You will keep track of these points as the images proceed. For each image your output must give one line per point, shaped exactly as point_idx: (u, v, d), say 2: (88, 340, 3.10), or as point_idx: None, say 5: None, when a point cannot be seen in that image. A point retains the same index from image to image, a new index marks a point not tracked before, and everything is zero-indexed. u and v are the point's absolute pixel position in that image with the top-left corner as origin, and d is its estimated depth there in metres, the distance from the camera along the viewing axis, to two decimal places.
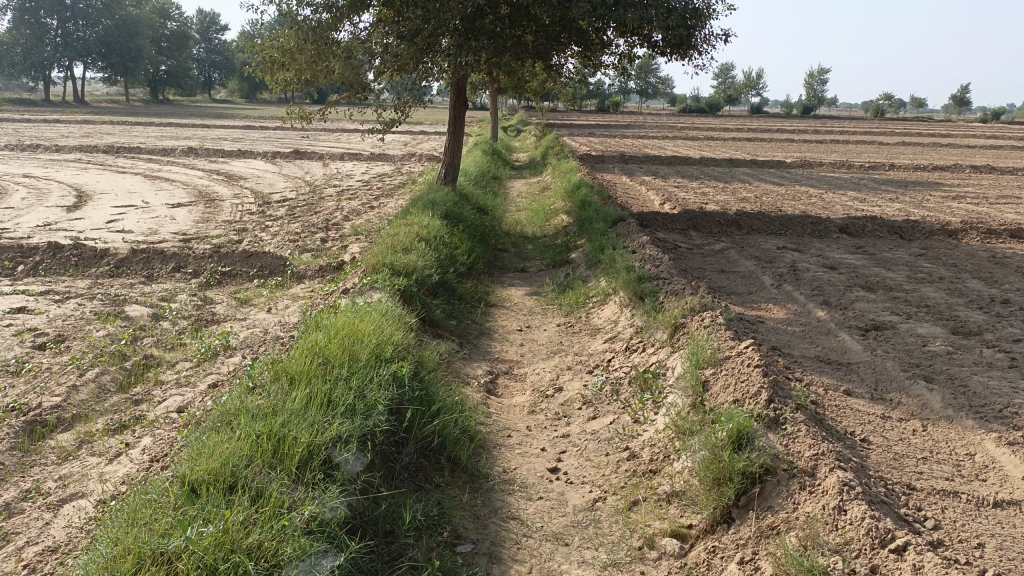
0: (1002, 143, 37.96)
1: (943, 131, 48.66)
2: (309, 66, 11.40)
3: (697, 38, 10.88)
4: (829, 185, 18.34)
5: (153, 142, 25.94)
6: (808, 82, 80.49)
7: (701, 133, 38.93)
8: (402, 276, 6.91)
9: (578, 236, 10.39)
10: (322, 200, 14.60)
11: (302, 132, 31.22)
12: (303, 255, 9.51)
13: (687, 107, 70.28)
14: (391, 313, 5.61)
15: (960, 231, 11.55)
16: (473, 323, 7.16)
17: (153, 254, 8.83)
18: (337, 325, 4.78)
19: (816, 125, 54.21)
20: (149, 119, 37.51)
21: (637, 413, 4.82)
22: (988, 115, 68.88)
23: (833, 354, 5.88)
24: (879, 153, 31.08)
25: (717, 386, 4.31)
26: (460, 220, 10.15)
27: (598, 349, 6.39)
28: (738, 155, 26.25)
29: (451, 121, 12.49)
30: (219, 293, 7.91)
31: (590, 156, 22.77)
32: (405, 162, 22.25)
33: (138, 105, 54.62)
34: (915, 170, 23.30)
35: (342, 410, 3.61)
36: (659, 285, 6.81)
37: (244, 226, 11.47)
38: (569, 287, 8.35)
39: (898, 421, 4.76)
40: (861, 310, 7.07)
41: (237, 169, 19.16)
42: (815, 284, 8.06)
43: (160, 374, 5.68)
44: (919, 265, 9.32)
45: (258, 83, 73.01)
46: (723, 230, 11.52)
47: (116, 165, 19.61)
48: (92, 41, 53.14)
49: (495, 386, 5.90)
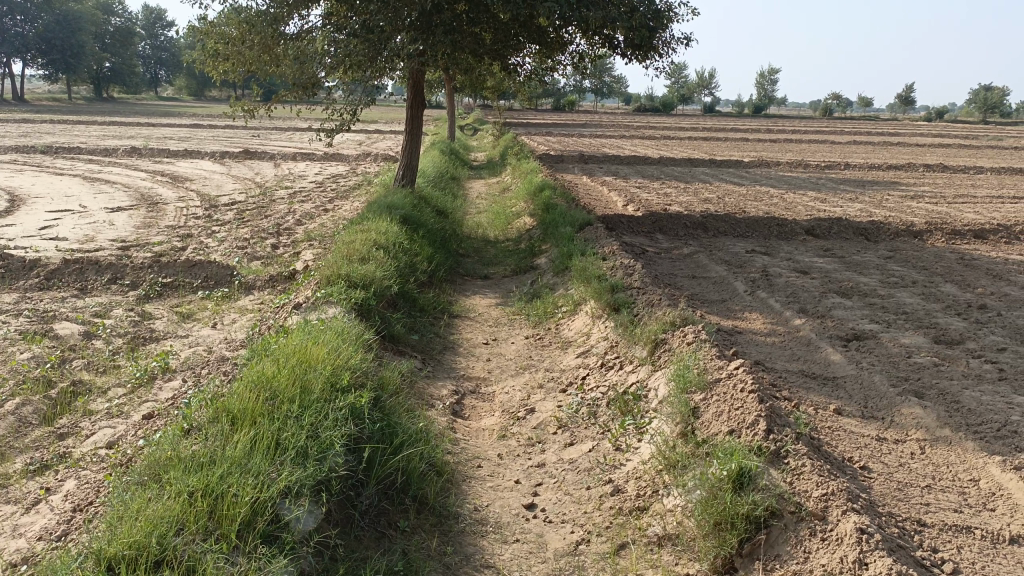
0: (948, 142, 38.74)
1: (892, 131, 49.62)
2: (254, 59, 10.77)
3: (660, 38, 10.55)
4: (788, 185, 18.30)
5: (94, 142, 24.89)
6: (760, 81, 81.70)
7: (657, 132, 38.93)
8: (360, 288, 6.43)
9: (543, 241, 10.02)
10: (273, 202, 13.99)
11: (253, 132, 30.34)
12: (252, 263, 8.96)
13: (642, 105, 70.65)
14: (348, 333, 5.13)
15: (925, 232, 11.47)
16: (436, 337, 6.72)
17: (87, 265, 8.20)
18: (288, 350, 4.29)
19: (769, 124, 54.82)
20: (91, 118, 36.17)
21: (618, 440, 4.44)
22: (932, 114, 70.66)
23: (817, 368, 5.60)
24: (835, 151, 31.49)
25: (709, 413, 3.94)
26: (419, 225, 9.69)
27: (571, 365, 6.01)
28: (696, 155, 26.19)
29: (409, 121, 11.99)
30: (160, 307, 7.33)
31: (548, 156, 22.44)
32: (360, 162, 21.68)
33: (82, 104, 52.84)
34: (870, 169, 23.50)
35: (292, 455, 3.15)
36: (633, 295, 6.45)
37: (189, 232, 10.84)
38: (536, 296, 7.96)
39: (895, 443, 4.46)
40: (840, 318, 6.81)
41: (183, 171, 18.38)
42: (789, 290, 7.80)
43: (90, 403, 5.12)
44: (890, 268, 9.15)
45: (206, 81, 71.25)
46: (689, 233, 11.26)
47: (52, 166, 18.67)
48: (30, 37, 51.26)
49: (462, 408, 5.47)
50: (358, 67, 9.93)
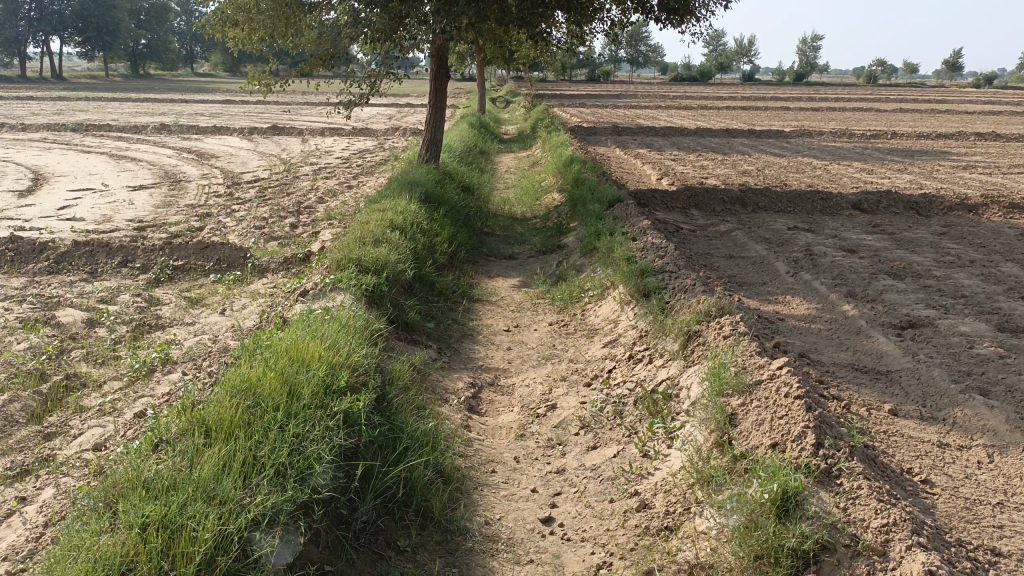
0: (999, 108, 37.17)
1: (937, 97, 47.86)
2: (271, 30, 10.35)
3: (695, 1, 9.93)
4: (832, 156, 17.47)
5: (126, 119, 24.86)
6: (801, 48, 79.41)
7: (693, 101, 37.93)
8: (372, 273, 6.05)
9: (571, 218, 9.55)
10: (296, 179, 13.68)
11: (284, 107, 30.10)
12: (268, 244, 8.64)
13: (679, 74, 69.08)
14: (353, 326, 4.74)
15: (981, 205, 10.73)
16: (454, 325, 6.32)
17: (98, 247, 7.93)
18: (281, 347, 3.91)
19: (810, 91, 53.13)
20: (126, 95, 36.29)
21: (645, 446, 3.99)
22: (981, 80, 68.09)
23: (868, 361, 5.09)
24: (880, 120, 30.32)
25: (748, 421, 3.47)
26: (441, 202, 9.27)
27: (597, 356, 5.57)
28: (734, 125, 25.33)
29: (433, 94, 11.51)
30: (168, 292, 7.04)
31: (581, 127, 21.80)
32: (388, 137, 21.27)
33: (119, 81, 53.18)
34: (918, 139, 22.44)
35: (268, 477, 2.80)
36: (665, 279, 5.97)
37: (207, 211, 10.55)
38: (562, 279, 7.51)
39: (958, 451, 3.96)
40: (892, 303, 6.25)
41: (210, 147, 18.17)
42: (835, 270, 7.23)
43: (82, 398, 4.82)
44: (945, 245, 8.50)
45: (239, 56, 71.32)
46: (726, 209, 10.68)
47: (82, 144, 18.60)
48: (68, 15, 51.63)
49: (478, 403, 5.07)
50: (378, 39, 9.49)
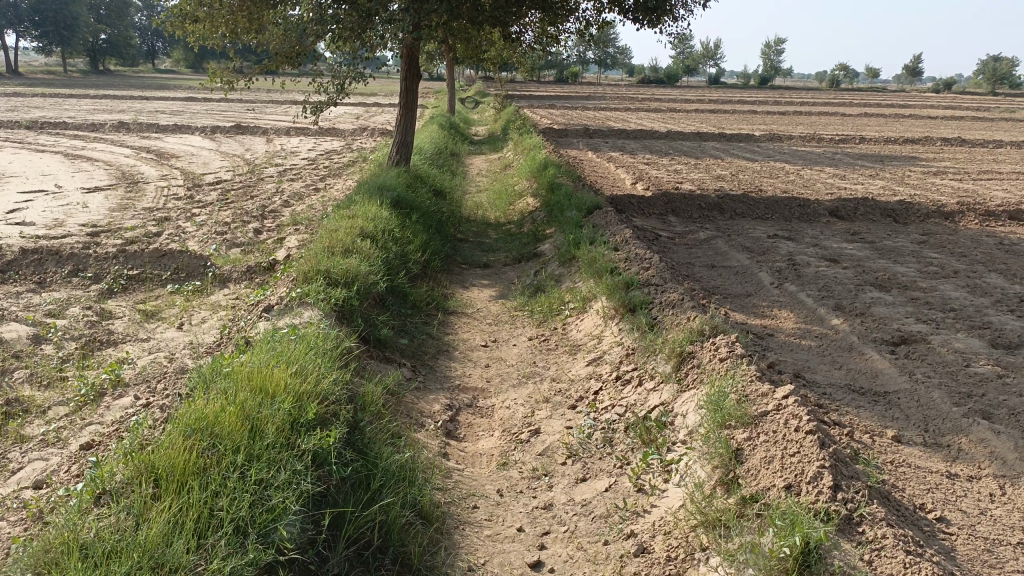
0: (960, 114, 37.76)
1: (899, 102, 48.60)
2: (233, 27, 9.90)
3: (673, 2, 9.72)
4: (804, 161, 17.42)
5: (82, 116, 24.05)
6: (766, 51, 80.22)
7: (662, 104, 37.95)
8: (342, 286, 5.69)
9: (547, 224, 9.28)
10: (261, 181, 13.21)
11: (248, 105, 29.38)
12: (230, 252, 8.21)
13: (647, 76, 69.31)
14: (322, 347, 4.38)
15: (957, 213, 10.67)
16: (429, 340, 6.00)
17: (47, 255, 7.44)
18: (242, 373, 3.54)
19: (775, 95, 53.58)
20: (85, 92, 35.33)
21: (640, 479, 3.70)
22: (940, 86, 69.38)
23: (865, 382, 4.87)
24: (847, 124, 30.56)
25: (755, 458, 3.20)
26: (413, 208, 8.93)
27: (581, 375, 5.28)
28: (704, 128, 25.30)
29: (403, 94, 11.15)
30: (122, 304, 6.60)
31: (552, 129, 21.55)
32: (356, 137, 20.83)
33: (77, 77, 51.79)
34: (886, 144, 22.57)
35: (226, 537, 2.48)
36: (651, 293, 5.71)
37: (166, 215, 10.07)
38: (541, 290, 7.22)
39: (969, 483, 3.74)
40: (882, 317, 6.06)
41: (170, 147, 17.56)
42: (821, 282, 7.04)
43: (23, 427, 4.41)
44: (926, 254, 8.38)
45: (202, 53, 69.92)
46: (704, 215, 10.49)
47: (35, 142, 17.87)
48: (23, 8, 50.06)
49: (456, 427, 4.75)
50: (346, 36, 9.11)
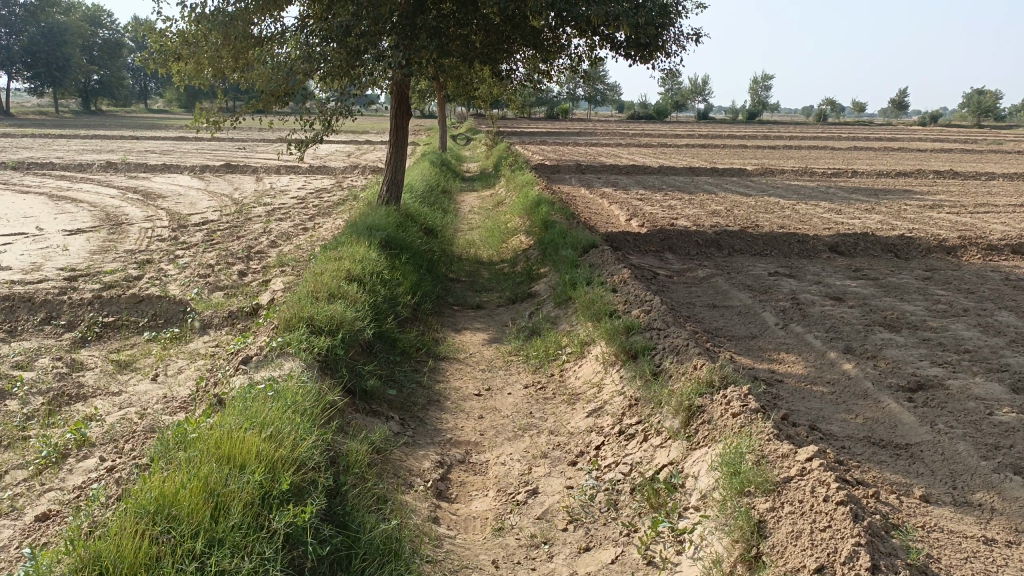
0: (949, 146, 37.94)
1: (887, 135, 48.98)
2: (219, 66, 9.69)
3: (665, 37, 9.59)
4: (798, 195, 17.29)
5: (70, 156, 23.81)
6: (755, 86, 81.09)
7: (653, 139, 38.05)
8: (326, 335, 5.37)
9: (542, 263, 9.01)
10: (248, 221, 12.92)
11: (238, 144, 29.23)
12: (213, 296, 7.90)
13: (636, 112, 69.86)
14: (302, 404, 4.05)
15: (959, 247, 10.46)
16: (419, 389, 5.67)
17: (19, 301, 7.11)
18: (210, 439, 3.21)
19: (764, 130, 53.81)
20: (74, 132, 35.23)
21: (649, 550, 3.34)
22: (927, 118, 70.11)
23: (884, 433, 4.57)
24: (839, 157, 30.61)
25: (781, 533, 2.89)
26: (403, 248, 8.66)
27: (581, 427, 4.95)
28: (696, 163, 25.22)
29: (393, 132, 10.93)
30: (95, 354, 6.26)
31: (544, 165, 21.43)
32: (346, 175, 20.65)
33: (68, 117, 51.83)
34: (879, 177, 22.50)
35: None
36: (653, 338, 5.42)
37: (149, 258, 9.76)
38: (536, 333, 6.92)
39: (1009, 549, 3.41)
40: (895, 360, 5.78)
41: (158, 187, 17.31)
42: (827, 322, 6.76)
43: None
44: (932, 291, 8.12)
45: (196, 92, 70.31)
46: (702, 252, 10.25)
47: (19, 183, 17.59)
48: (16, 50, 50.21)
49: (447, 487, 4.41)
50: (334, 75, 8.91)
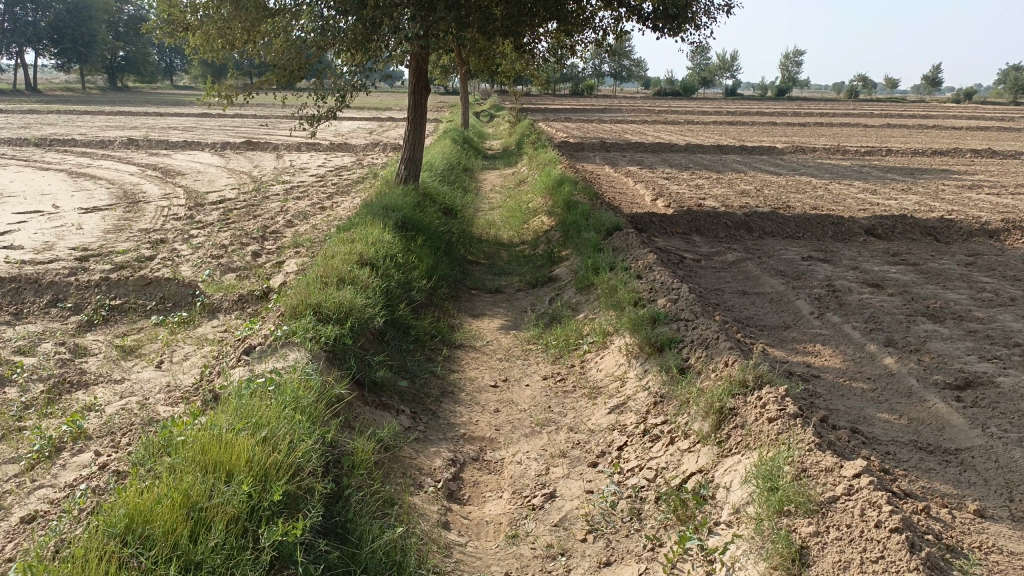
0: (986, 124, 36.79)
1: (921, 112, 47.80)
2: (232, 39, 9.39)
3: (696, 8, 9.14)
4: (830, 175, 16.74)
5: (93, 133, 23.74)
6: (784, 62, 79.61)
7: (680, 116, 37.35)
8: (334, 323, 5.10)
9: (563, 246, 8.69)
10: (265, 200, 12.70)
11: (260, 121, 29.01)
12: (225, 278, 7.67)
13: (663, 88, 68.75)
14: (303, 399, 3.79)
15: (1002, 231, 9.96)
16: (432, 380, 5.40)
17: (25, 283, 6.91)
18: (197, 444, 2.97)
19: (793, 107, 52.71)
20: (99, 109, 35.24)
21: (675, 569, 3.02)
22: (961, 95, 68.38)
23: (931, 436, 4.21)
24: (872, 135, 29.80)
25: (826, 561, 2.59)
26: (420, 229, 8.37)
27: (602, 424, 4.65)
28: (724, 141, 24.62)
29: (413, 108, 10.61)
30: (99, 339, 6.04)
31: (568, 143, 20.99)
32: (367, 152, 20.37)
33: (95, 93, 52.00)
34: (914, 155, 21.81)
35: None
36: (680, 329, 5.09)
37: (163, 237, 9.56)
38: (556, 320, 6.61)
39: None
40: (940, 355, 5.39)
41: (177, 165, 17.14)
42: (866, 311, 6.37)
43: None
44: (976, 278, 7.68)
45: (220, 69, 70.32)
46: (731, 235, 9.86)
47: (40, 159, 17.54)
48: (43, 26, 50.29)
49: (459, 487, 4.13)
50: (350, 49, 8.58)
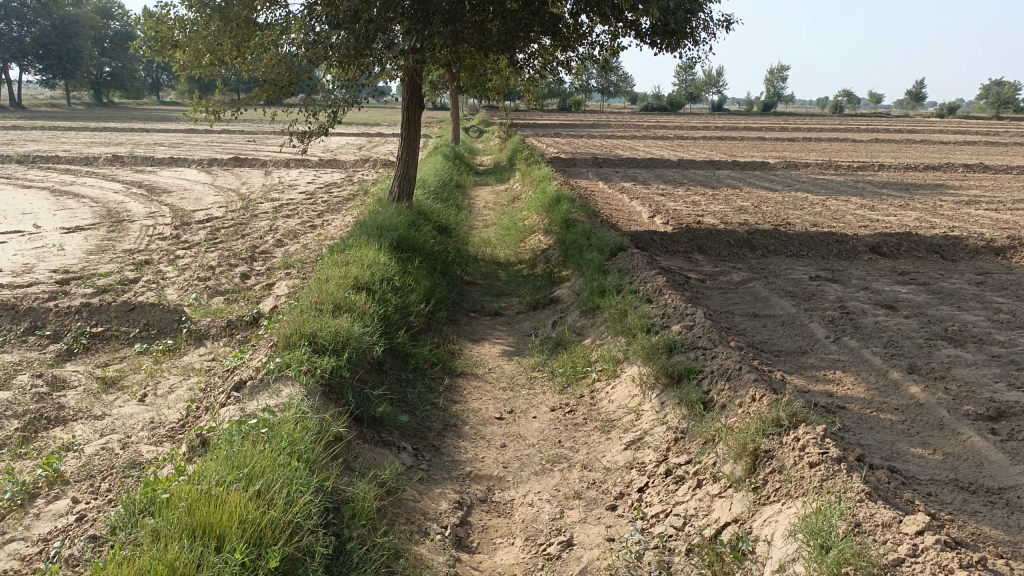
0: (973, 139, 36.89)
1: (907, 127, 48.00)
2: (220, 54, 9.10)
3: (695, 22, 8.91)
4: (826, 191, 16.58)
5: (76, 150, 23.34)
6: (770, 78, 80.19)
7: (670, 131, 37.26)
8: (330, 354, 4.79)
9: (564, 266, 8.41)
10: (254, 218, 12.38)
11: (247, 138, 28.65)
12: (212, 301, 7.35)
13: (650, 103, 68.93)
14: (300, 442, 3.48)
15: (1008, 248, 9.76)
16: (434, 413, 5.08)
17: (2, 310, 6.56)
18: (185, 505, 2.67)
19: (779, 122, 52.93)
20: (84, 124, 34.82)
21: None
22: (945, 110, 68.91)
23: (972, 475, 3.94)
24: (862, 150, 29.81)
25: None
26: (415, 249, 8.09)
27: (618, 462, 4.35)
28: (715, 156, 24.49)
29: (406, 125, 10.37)
30: (79, 370, 5.69)
31: (560, 159, 20.81)
32: (357, 168, 20.08)
33: (80, 109, 51.50)
34: (907, 170, 21.74)
35: None
36: (698, 358, 4.81)
37: (148, 258, 9.22)
38: (561, 346, 6.32)
39: None
40: (967, 382, 5.14)
41: (164, 182, 16.81)
42: (884, 335, 6.12)
43: None
44: (990, 299, 7.46)
45: (207, 85, 69.98)
46: (733, 253, 9.63)
47: (22, 177, 17.16)
48: (27, 42, 49.70)
49: (467, 533, 3.80)
50: (339, 65, 8.29)
